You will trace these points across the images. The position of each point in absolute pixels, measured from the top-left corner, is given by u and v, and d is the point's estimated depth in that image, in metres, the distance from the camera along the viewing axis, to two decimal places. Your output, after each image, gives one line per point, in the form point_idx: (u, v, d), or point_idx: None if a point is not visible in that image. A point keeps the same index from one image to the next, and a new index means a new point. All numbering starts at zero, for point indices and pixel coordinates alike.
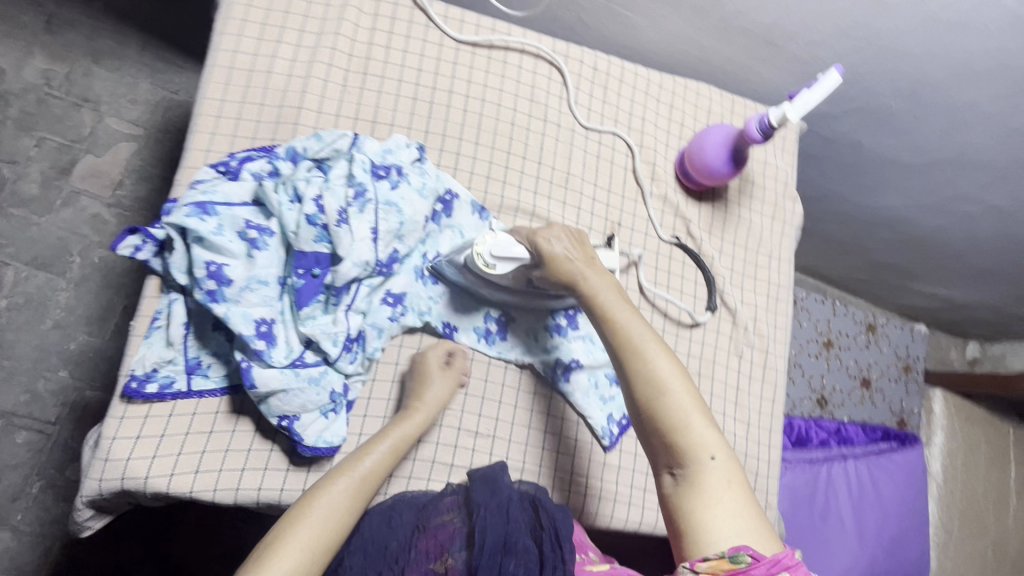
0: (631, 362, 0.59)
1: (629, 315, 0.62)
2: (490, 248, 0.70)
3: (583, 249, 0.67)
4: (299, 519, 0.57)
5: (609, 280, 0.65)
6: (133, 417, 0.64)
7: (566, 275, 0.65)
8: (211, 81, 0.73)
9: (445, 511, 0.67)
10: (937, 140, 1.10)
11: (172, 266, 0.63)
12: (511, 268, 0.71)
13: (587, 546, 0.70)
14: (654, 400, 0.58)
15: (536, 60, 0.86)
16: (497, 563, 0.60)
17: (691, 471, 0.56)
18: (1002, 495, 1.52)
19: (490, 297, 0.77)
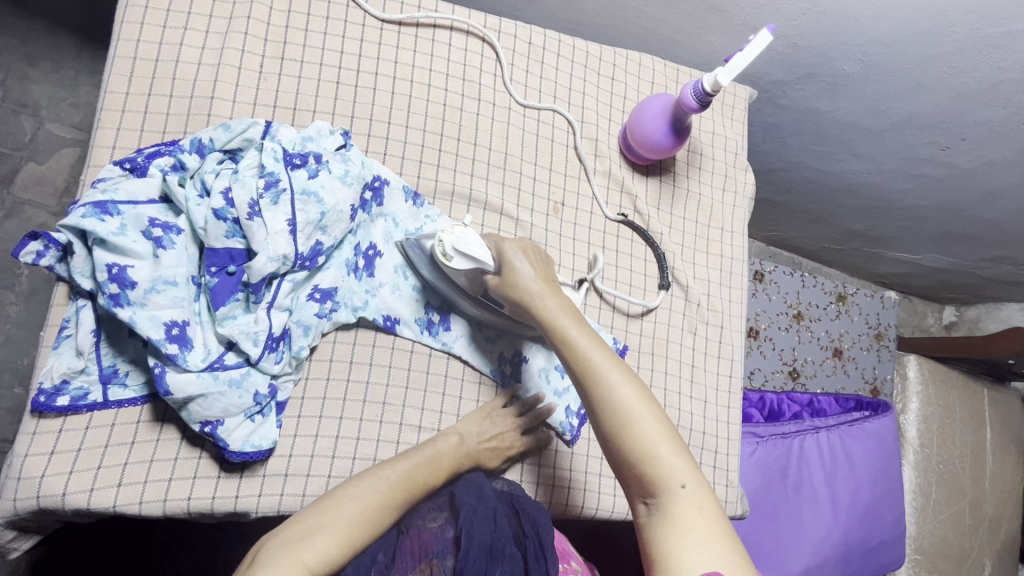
0: (593, 385, 0.56)
1: (590, 337, 0.59)
2: (455, 242, 0.66)
3: (544, 270, 0.65)
4: (337, 514, 0.58)
5: (569, 303, 0.63)
6: (47, 432, 0.61)
7: (528, 298, 0.63)
8: (115, 72, 0.69)
9: (429, 516, 0.63)
10: (891, 102, 1.08)
11: (74, 271, 0.60)
12: (468, 268, 0.67)
13: (569, 556, 0.72)
14: (619, 425, 0.53)
15: (467, 36, 0.82)
16: (482, 569, 0.54)
17: (663, 499, 0.51)
18: (977, 457, 1.53)
19: (450, 292, 0.74)
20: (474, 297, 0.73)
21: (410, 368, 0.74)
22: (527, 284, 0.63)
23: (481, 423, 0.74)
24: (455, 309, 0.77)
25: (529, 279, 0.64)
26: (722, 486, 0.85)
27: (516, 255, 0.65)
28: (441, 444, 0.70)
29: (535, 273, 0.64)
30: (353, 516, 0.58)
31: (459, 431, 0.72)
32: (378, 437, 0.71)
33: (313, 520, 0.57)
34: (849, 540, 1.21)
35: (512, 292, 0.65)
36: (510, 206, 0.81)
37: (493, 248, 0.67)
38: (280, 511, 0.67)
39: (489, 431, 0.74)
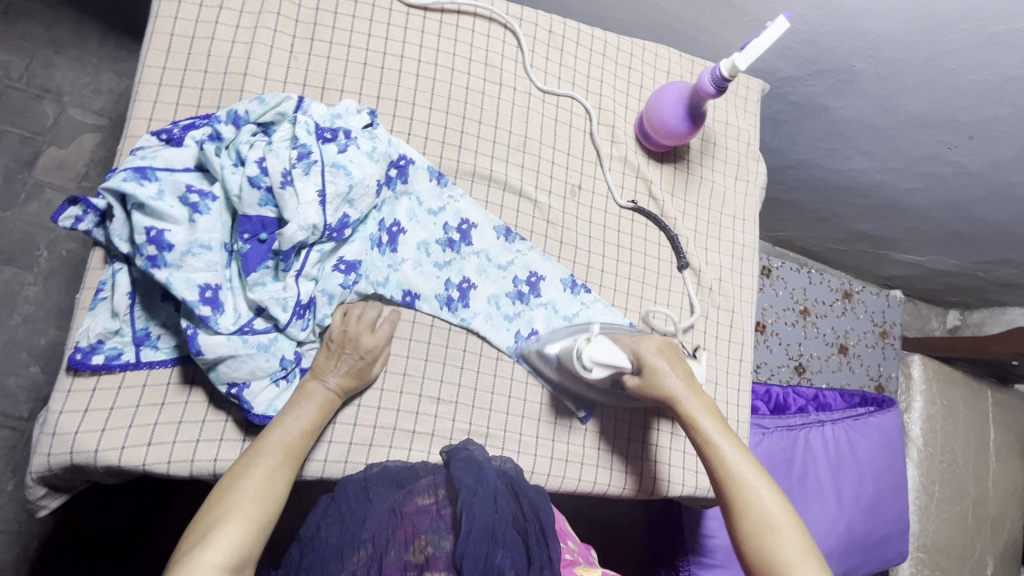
0: (738, 490, 0.63)
1: (732, 443, 0.66)
2: (592, 352, 0.70)
3: (686, 374, 0.71)
4: (229, 504, 0.55)
5: (712, 409, 0.69)
6: (81, 390, 0.63)
7: (668, 397, 0.69)
8: (153, 48, 0.71)
9: (423, 495, 0.65)
10: (900, 99, 1.10)
11: (112, 235, 0.62)
12: (605, 374, 0.71)
13: (564, 536, 0.73)
14: (759, 527, 0.60)
15: (490, 24, 0.85)
16: (484, 552, 0.56)
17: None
18: (980, 457, 1.53)
19: (581, 390, 0.79)
20: (599, 388, 0.77)
21: (429, 341, 0.76)
22: (673, 388, 0.69)
23: (338, 361, 0.67)
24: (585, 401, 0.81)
25: (674, 383, 0.69)
26: None
27: (660, 359, 0.70)
28: (307, 399, 0.65)
29: (679, 376, 0.70)
30: (246, 497, 0.56)
31: (316, 378, 0.67)
32: (398, 408, 0.74)
33: (208, 520, 0.54)
34: (853, 532, 1.22)
35: (653, 393, 0.70)
36: (529, 187, 0.83)
37: (630, 350, 0.72)
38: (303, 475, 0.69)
39: (348, 364, 0.68)
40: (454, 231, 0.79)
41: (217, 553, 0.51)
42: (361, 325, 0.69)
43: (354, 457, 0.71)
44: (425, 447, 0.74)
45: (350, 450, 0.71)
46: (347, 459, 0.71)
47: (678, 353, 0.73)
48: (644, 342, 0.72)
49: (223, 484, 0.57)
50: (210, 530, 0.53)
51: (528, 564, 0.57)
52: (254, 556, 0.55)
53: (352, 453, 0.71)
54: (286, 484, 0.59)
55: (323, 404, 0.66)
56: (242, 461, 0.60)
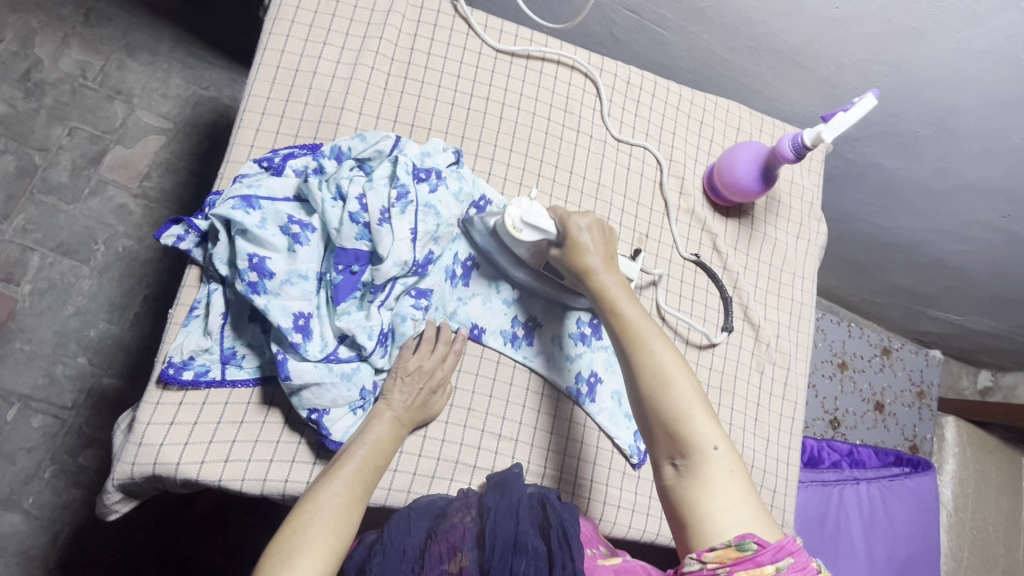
0: (637, 353, 0.60)
1: (635, 307, 0.63)
2: (523, 215, 0.69)
3: (605, 244, 0.68)
4: (309, 530, 0.54)
5: (622, 278, 0.66)
6: (168, 403, 0.65)
7: (583, 266, 0.67)
8: (259, 78, 0.75)
9: (456, 513, 0.67)
10: (961, 165, 1.10)
11: (214, 257, 0.65)
12: (534, 239, 0.70)
13: (596, 542, 0.72)
14: (659, 391, 0.58)
15: (571, 71, 0.88)
16: (508, 564, 0.60)
17: (693, 461, 0.56)
18: (1012, 526, 1.49)
19: (509, 268, 0.77)
20: (536, 272, 0.76)
21: (495, 377, 0.78)
22: (589, 258, 0.67)
23: (411, 392, 0.68)
24: (512, 283, 0.80)
25: (589, 250, 0.67)
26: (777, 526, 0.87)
27: (582, 228, 0.68)
28: (379, 422, 0.66)
29: (596, 245, 0.67)
30: (326, 527, 0.55)
31: (387, 406, 0.68)
32: (461, 441, 0.75)
33: (289, 545, 0.53)
34: None
35: (570, 265, 0.68)
36: None
37: (559, 219, 0.69)
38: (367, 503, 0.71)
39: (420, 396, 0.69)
40: None
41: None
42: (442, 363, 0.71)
43: (417, 488, 0.73)
44: (483, 483, 0.75)
45: (413, 480, 0.73)
46: (410, 489, 0.72)
47: (606, 229, 0.70)
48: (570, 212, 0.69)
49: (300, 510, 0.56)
50: (292, 557, 0.52)
51: (550, 568, 0.61)
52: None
53: (414, 483, 0.73)
54: (359, 510, 0.59)
55: (395, 429, 0.67)
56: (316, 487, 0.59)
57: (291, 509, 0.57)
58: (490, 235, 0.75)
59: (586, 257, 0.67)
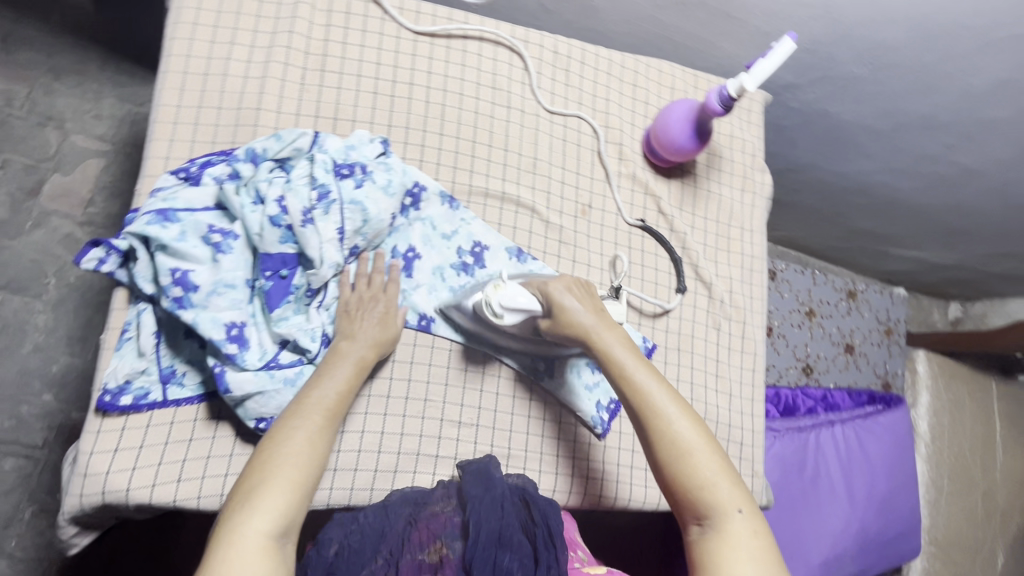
0: (651, 420, 0.60)
1: (643, 369, 0.62)
2: (502, 299, 0.68)
3: (593, 303, 0.67)
4: (274, 467, 0.51)
5: (622, 336, 0.65)
6: (110, 430, 0.64)
7: (579, 329, 0.65)
8: (166, 86, 0.72)
9: (437, 503, 0.68)
10: (901, 101, 1.10)
11: (137, 276, 0.63)
12: (519, 319, 0.70)
13: (575, 546, 0.76)
14: (678, 457, 0.58)
15: (496, 47, 0.86)
16: (491, 555, 0.58)
17: (719, 521, 0.56)
18: (987, 448, 1.53)
19: (494, 339, 0.77)
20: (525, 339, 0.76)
21: (449, 365, 0.77)
22: (580, 319, 0.65)
23: (367, 326, 0.67)
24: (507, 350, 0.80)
25: (580, 312, 0.65)
26: (748, 476, 0.88)
27: (565, 293, 0.66)
28: (341, 360, 0.63)
29: (586, 306, 0.66)
30: (289, 460, 0.52)
31: (348, 341, 0.65)
32: (421, 433, 0.75)
33: (251, 484, 0.50)
34: (867, 529, 1.24)
35: (563, 327, 0.66)
36: (541, 207, 0.85)
37: (538, 293, 0.69)
38: (330, 505, 0.71)
39: (375, 331, 0.67)
40: (467, 255, 0.80)
41: (264, 518, 0.48)
42: (372, 286, 0.70)
43: (380, 484, 0.72)
44: (448, 471, 0.75)
45: (376, 477, 0.72)
46: (374, 487, 0.72)
47: (586, 286, 0.70)
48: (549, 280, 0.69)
49: (266, 447, 0.54)
50: (255, 494, 0.49)
51: (534, 566, 0.58)
52: (300, 520, 0.51)
53: (378, 480, 0.72)
54: (328, 447, 0.56)
55: (358, 365, 0.64)
56: (282, 422, 0.56)
57: (255, 449, 0.54)
58: (470, 314, 0.75)
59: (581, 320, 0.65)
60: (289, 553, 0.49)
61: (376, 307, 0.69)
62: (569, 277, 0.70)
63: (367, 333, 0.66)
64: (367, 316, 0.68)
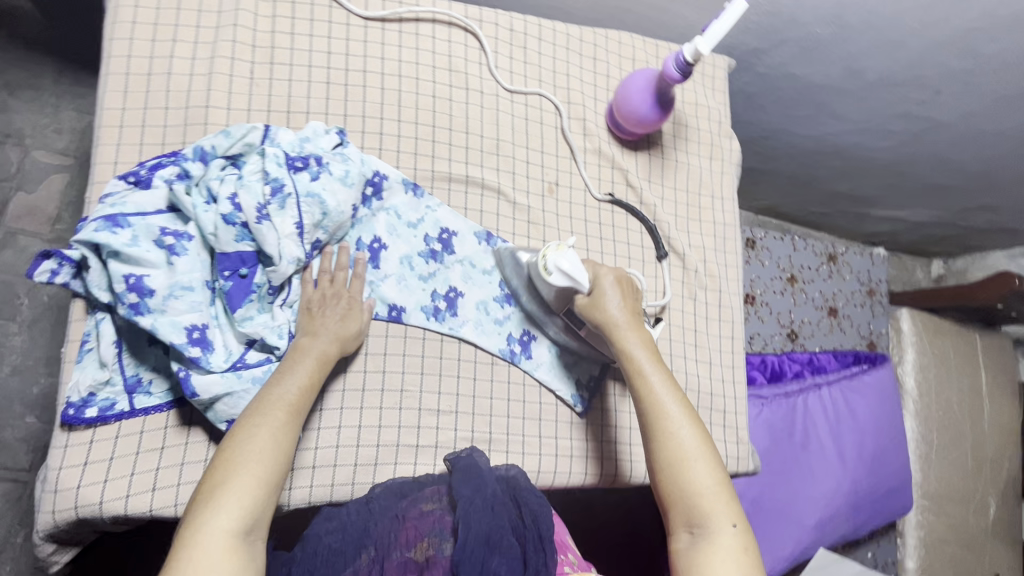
0: (661, 422, 0.64)
1: (662, 375, 0.67)
2: (559, 260, 0.70)
3: (631, 302, 0.71)
4: (238, 465, 0.53)
5: (648, 340, 0.69)
6: (78, 444, 0.63)
7: (609, 327, 0.70)
8: (109, 90, 0.71)
9: (428, 501, 0.67)
10: (866, 60, 1.08)
11: (91, 285, 0.61)
12: (563, 285, 0.71)
13: (565, 549, 0.72)
14: (680, 461, 0.62)
15: (450, 28, 0.84)
16: (480, 559, 0.57)
17: (708, 530, 0.58)
18: (975, 401, 1.54)
19: (545, 318, 0.79)
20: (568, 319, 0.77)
21: (423, 355, 0.76)
22: (613, 314, 0.70)
23: (328, 321, 0.67)
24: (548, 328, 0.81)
25: (615, 309, 0.70)
26: (733, 443, 0.88)
27: (612, 286, 0.71)
28: (303, 355, 0.63)
29: (622, 307, 0.70)
30: (252, 457, 0.54)
31: (309, 336, 0.65)
32: (400, 424, 0.74)
33: (214, 481, 0.52)
34: (858, 488, 1.26)
35: (597, 320, 0.70)
36: (507, 188, 0.83)
37: (592, 271, 0.72)
38: (311, 502, 0.70)
39: (337, 327, 0.67)
40: (435, 242, 0.79)
41: (229, 516, 0.50)
42: (334, 284, 0.70)
43: (361, 479, 0.71)
44: (429, 460, 0.74)
45: (357, 471, 0.71)
46: (355, 481, 0.71)
47: (629, 282, 0.74)
48: (599, 267, 0.72)
49: (227, 445, 0.55)
50: (217, 490, 0.51)
51: (523, 569, 0.57)
52: (268, 516, 0.53)
53: (358, 474, 0.71)
54: (292, 443, 0.57)
55: (320, 359, 0.64)
56: (243, 420, 0.57)
57: (217, 446, 0.55)
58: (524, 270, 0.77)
59: (613, 318, 0.70)
60: (258, 549, 0.51)
61: (339, 303, 0.69)
62: (617, 270, 0.73)
63: (330, 326, 0.66)
64: (329, 311, 0.68)
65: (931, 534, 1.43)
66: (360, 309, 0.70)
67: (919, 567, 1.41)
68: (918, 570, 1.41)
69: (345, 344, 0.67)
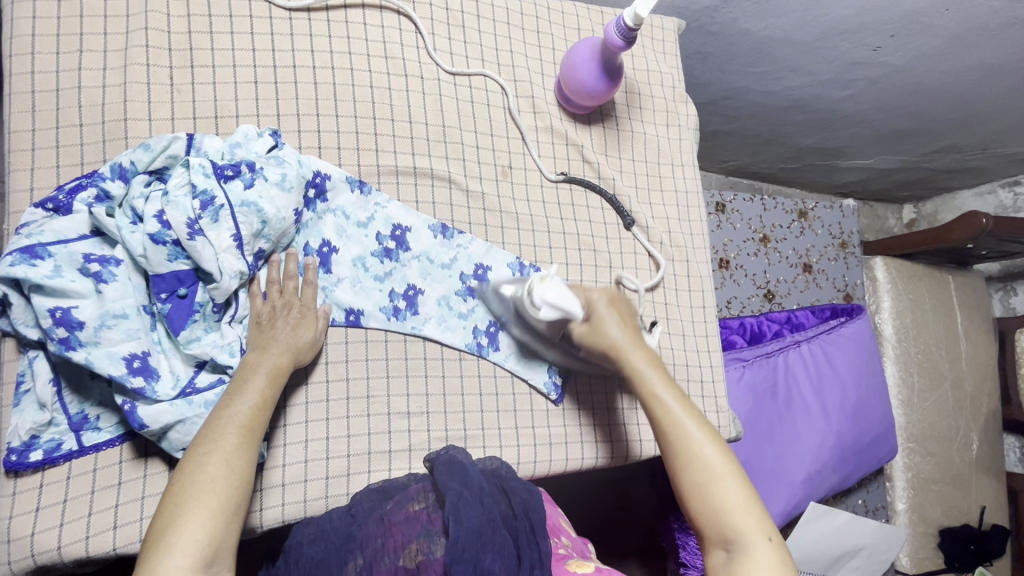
0: (678, 441, 0.63)
1: (672, 392, 0.66)
2: (544, 294, 0.68)
3: (631, 325, 0.70)
4: (188, 499, 0.50)
5: (655, 359, 0.68)
6: (28, 490, 0.60)
7: (612, 345, 0.69)
8: (15, 110, 0.66)
9: (415, 501, 0.63)
10: (817, 9, 1.04)
11: (17, 324, 0.58)
12: (555, 316, 0.69)
13: (558, 532, 0.71)
14: (703, 477, 0.61)
15: (382, 12, 0.79)
16: (473, 557, 0.54)
17: (745, 547, 0.57)
18: (952, 341, 1.56)
19: (539, 344, 0.79)
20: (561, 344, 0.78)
21: (387, 357, 0.74)
22: (617, 338, 0.69)
23: (277, 333, 0.64)
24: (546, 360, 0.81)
25: (617, 332, 0.69)
26: (713, 413, 0.88)
27: (607, 310, 0.69)
28: (253, 371, 0.60)
29: (622, 326, 0.69)
30: (204, 487, 0.51)
31: (259, 350, 0.62)
32: (369, 431, 0.72)
33: (165, 519, 0.49)
34: (844, 440, 1.27)
35: (601, 344, 0.70)
36: (458, 175, 0.80)
37: (580, 296, 0.70)
38: (285, 521, 0.67)
39: (288, 339, 0.64)
40: (389, 240, 0.76)
41: (185, 553, 0.47)
42: (285, 294, 0.66)
43: (335, 491, 0.69)
44: (404, 463, 0.72)
45: (328, 484, 0.69)
46: (329, 495, 0.69)
47: (623, 302, 0.73)
48: (589, 290, 0.71)
49: (177, 477, 0.52)
50: (170, 529, 0.48)
51: (518, 564, 0.55)
52: (230, 545, 0.51)
53: (331, 487, 0.69)
54: (247, 467, 0.55)
55: (272, 374, 0.61)
56: (193, 449, 0.54)
57: (168, 480, 0.53)
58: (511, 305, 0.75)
59: (613, 337, 0.69)
60: None
61: (285, 314, 0.65)
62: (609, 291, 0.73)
63: (279, 339, 0.63)
64: (274, 322, 0.64)
65: (919, 476, 1.45)
66: (314, 319, 0.67)
67: (909, 508, 1.43)
68: (908, 511, 1.44)
69: (300, 356, 0.65)
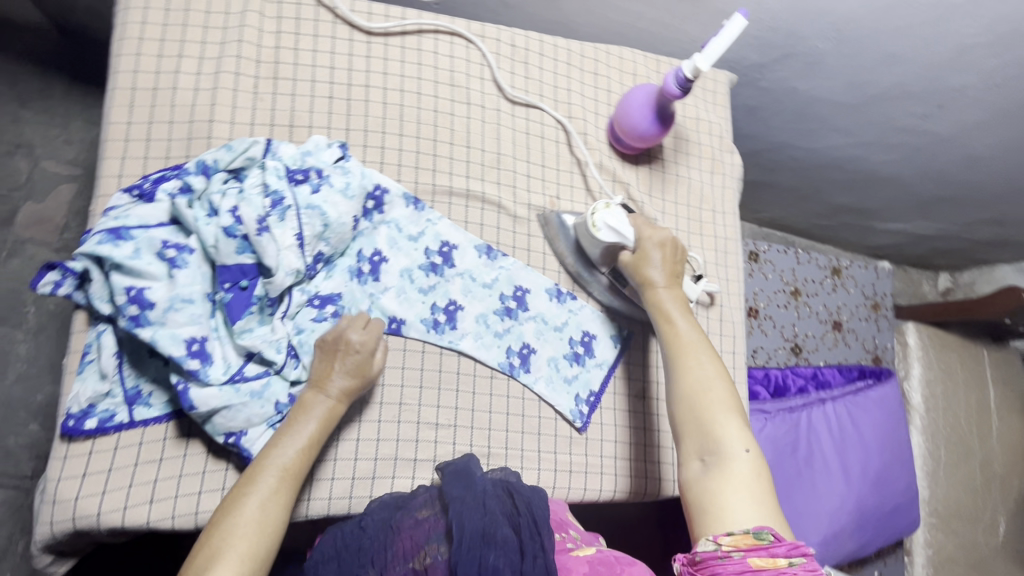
0: (684, 358, 0.69)
1: (689, 323, 0.72)
2: (607, 218, 0.76)
3: (670, 267, 0.75)
4: (227, 538, 0.54)
5: (681, 298, 0.75)
6: (77, 455, 0.63)
7: (646, 277, 0.75)
8: (115, 104, 0.72)
9: (422, 507, 0.65)
10: (867, 74, 1.07)
11: (93, 297, 0.62)
12: (612, 241, 0.76)
13: (565, 525, 0.73)
14: (700, 391, 0.66)
15: (452, 43, 0.85)
16: (477, 555, 0.56)
17: (723, 458, 0.61)
18: (983, 418, 1.51)
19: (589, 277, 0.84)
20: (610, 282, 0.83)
21: (422, 368, 0.76)
22: (652, 275, 0.75)
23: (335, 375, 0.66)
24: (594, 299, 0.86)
25: (654, 268, 0.75)
26: None
27: (654, 248, 0.75)
28: (307, 415, 0.63)
29: (662, 266, 0.75)
30: (242, 530, 0.55)
31: (315, 389, 0.65)
32: (397, 437, 0.74)
33: (205, 552, 0.53)
34: (863, 505, 1.24)
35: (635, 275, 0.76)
36: (507, 202, 0.84)
37: (639, 229, 0.77)
38: (307, 517, 0.69)
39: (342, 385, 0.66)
40: (436, 255, 0.79)
41: None
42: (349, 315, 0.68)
43: (359, 492, 0.71)
44: (428, 474, 0.74)
45: (353, 484, 0.70)
46: (353, 495, 0.70)
47: (676, 247, 0.77)
48: (650, 228, 0.77)
49: (223, 511, 0.56)
50: (208, 564, 0.52)
51: (521, 559, 0.57)
52: None
53: (356, 488, 0.71)
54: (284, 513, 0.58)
55: (323, 420, 0.64)
56: (241, 485, 0.58)
57: (215, 509, 0.57)
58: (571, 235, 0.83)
59: (649, 269, 0.75)
60: None
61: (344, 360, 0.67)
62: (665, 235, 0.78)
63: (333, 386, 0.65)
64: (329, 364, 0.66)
65: (940, 554, 1.40)
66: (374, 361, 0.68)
67: None
68: None
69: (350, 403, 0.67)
